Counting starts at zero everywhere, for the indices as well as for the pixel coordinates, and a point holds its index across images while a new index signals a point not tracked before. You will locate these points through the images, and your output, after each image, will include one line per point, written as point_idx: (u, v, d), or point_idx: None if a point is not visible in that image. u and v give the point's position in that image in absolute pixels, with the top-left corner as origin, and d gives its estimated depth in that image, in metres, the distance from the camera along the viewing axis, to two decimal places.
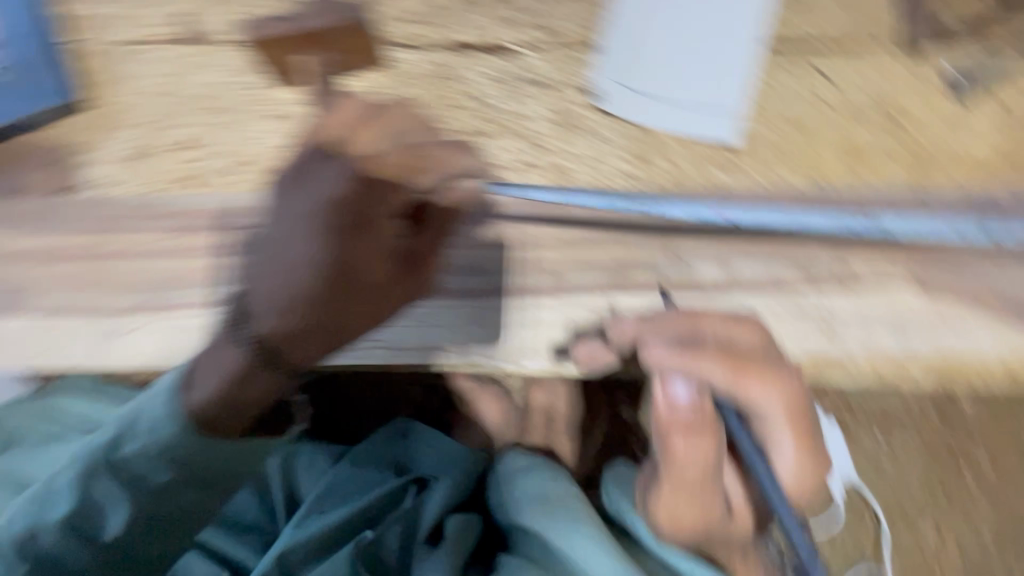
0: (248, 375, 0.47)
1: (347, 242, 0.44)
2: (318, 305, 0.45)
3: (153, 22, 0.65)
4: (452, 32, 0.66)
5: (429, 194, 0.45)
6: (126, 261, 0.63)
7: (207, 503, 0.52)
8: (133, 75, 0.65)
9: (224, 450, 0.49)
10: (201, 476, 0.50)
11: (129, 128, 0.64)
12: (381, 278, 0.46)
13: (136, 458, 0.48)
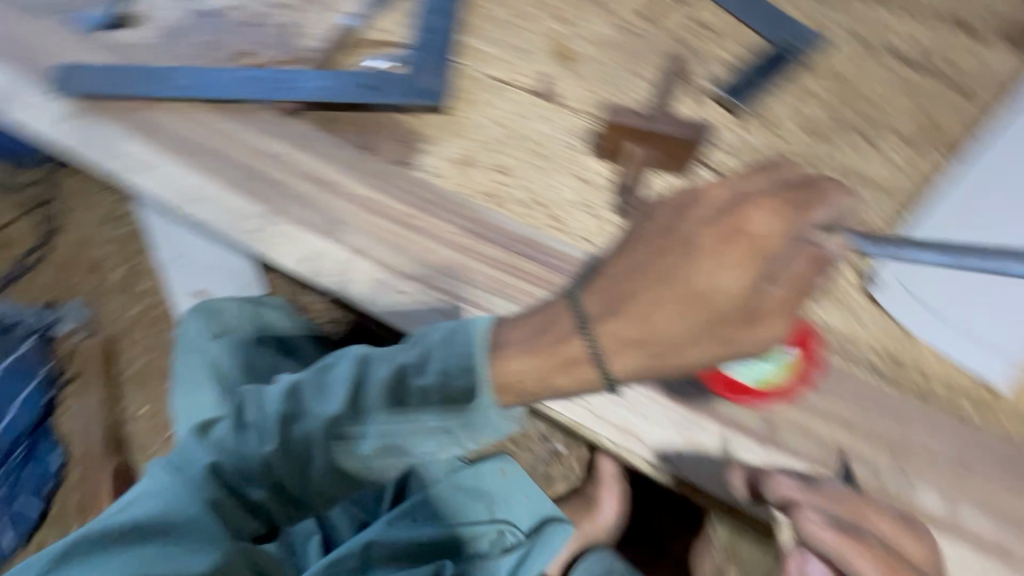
0: (559, 365, 0.61)
1: (710, 262, 0.57)
2: (669, 310, 0.58)
3: (527, 76, 0.83)
4: None
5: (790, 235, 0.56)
6: (423, 238, 0.74)
7: (439, 438, 0.67)
8: (494, 105, 0.82)
9: (478, 410, 0.64)
10: (462, 420, 0.65)
11: (470, 140, 0.80)
12: (729, 291, 0.56)
13: (425, 384, 0.64)
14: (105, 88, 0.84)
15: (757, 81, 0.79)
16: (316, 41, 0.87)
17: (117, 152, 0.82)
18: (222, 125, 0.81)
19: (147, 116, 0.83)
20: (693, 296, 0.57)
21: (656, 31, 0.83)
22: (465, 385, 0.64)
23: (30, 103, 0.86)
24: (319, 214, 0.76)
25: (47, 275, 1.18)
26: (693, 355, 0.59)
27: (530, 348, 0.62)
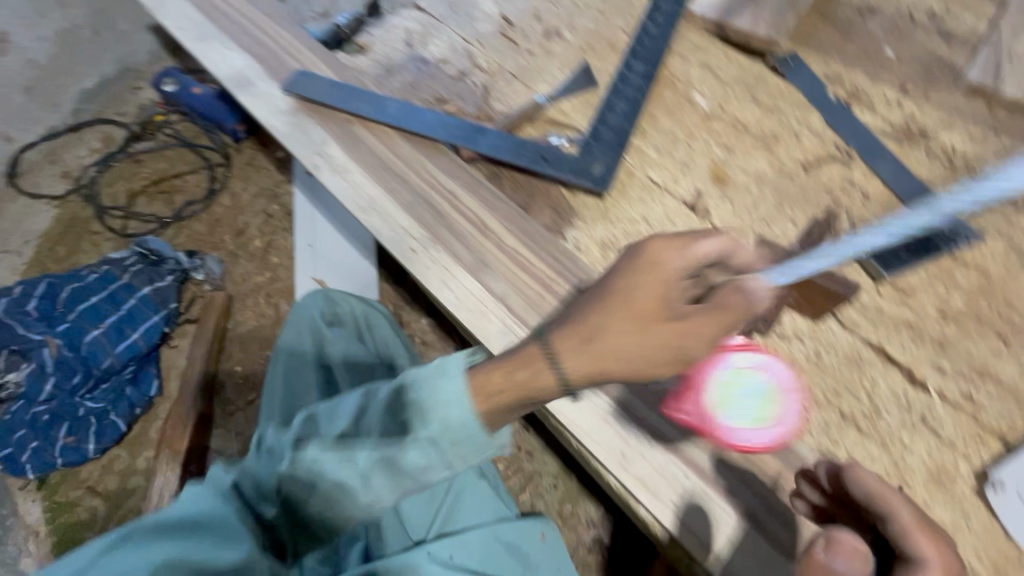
0: (538, 388, 0.58)
1: (631, 280, 0.60)
2: (602, 322, 0.58)
3: (684, 188, 0.90)
4: (886, 339, 0.76)
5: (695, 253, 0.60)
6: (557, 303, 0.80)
7: (437, 460, 0.59)
8: (646, 203, 0.89)
9: (470, 428, 0.58)
10: (453, 435, 0.58)
11: (618, 228, 0.88)
12: (652, 299, 0.58)
13: (411, 408, 0.59)
14: (324, 97, 0.98)
15: (903, 255, 0.80)
16: (506, 109, 1.01)
17: (318, 150, 0.95)
18: (408, 154, 0.93)
19: (352, 129, 0.96)
20: (618, 301, 0.59)
21: (812, 181, 0.89)
22: (454, 400, 0.58)
23: (263, 92, 1.03)
24: (471, 253, 0.84)
25: (199, 227, 1.36)
26: (628, 354, 0.57)
27: (509, 374, 0.58)
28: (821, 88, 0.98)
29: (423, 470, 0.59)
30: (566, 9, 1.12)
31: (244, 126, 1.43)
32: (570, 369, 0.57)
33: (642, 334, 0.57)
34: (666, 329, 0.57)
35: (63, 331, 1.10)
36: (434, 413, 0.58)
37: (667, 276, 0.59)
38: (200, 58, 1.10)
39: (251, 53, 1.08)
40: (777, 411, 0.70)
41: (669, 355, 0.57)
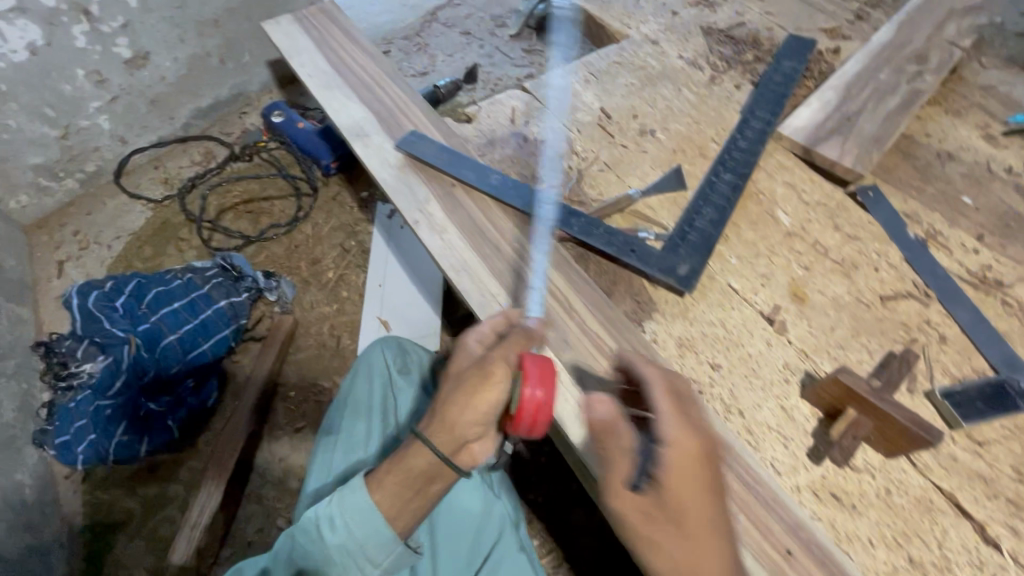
0: (417, 469, 0.68)
1: (453, 373, 0.72)
2: (445, 401, 0.69)
3: (761, 300, 0.93)
4: (958, 490, 0.76)
5: (481, 331, 0.75)
6: None
7: (364, 561, 0.69)
8: (725, 309, 0.92)
9: (381, 535, 0.68)
10: (367, 541, 0.68)
11: (695, 328, 0.90)
12: (464, 371, 0.70)
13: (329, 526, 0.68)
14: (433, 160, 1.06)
15: (981, 405, 0.80)
16: (597, 196, 1.08)
17: (420, 207, 1.02)
18: (505, 225, 0.99)
19: (454, 193, 1.03)
20: (447, 386, 0.71)
21: (889, 314, 0.91)
22: (359, 518, 0.67)
23: (377, 145, 1.11)
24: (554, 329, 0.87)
25: (278, 250, 1.43)
26: (459, 418, 0.67)
27: (390, 470, 0.69)
28: (902, 224, 1.02)
29: (347, 574, 0.69)
30: (661, 112, 1.20)
31: (337, 164, 1.51)
32: (433, 443, 0.68)
33: (461, 402, 0.67)
34: (475, 390, 0.66)
35: (143, 332, 1.13)
36: (345, 529, 0.68)
37: (468, 358, 0.72)
38: (321, 103, 1.19)
39: (371, 107, 1.17)
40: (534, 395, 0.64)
41: (493, 397, 0.66)
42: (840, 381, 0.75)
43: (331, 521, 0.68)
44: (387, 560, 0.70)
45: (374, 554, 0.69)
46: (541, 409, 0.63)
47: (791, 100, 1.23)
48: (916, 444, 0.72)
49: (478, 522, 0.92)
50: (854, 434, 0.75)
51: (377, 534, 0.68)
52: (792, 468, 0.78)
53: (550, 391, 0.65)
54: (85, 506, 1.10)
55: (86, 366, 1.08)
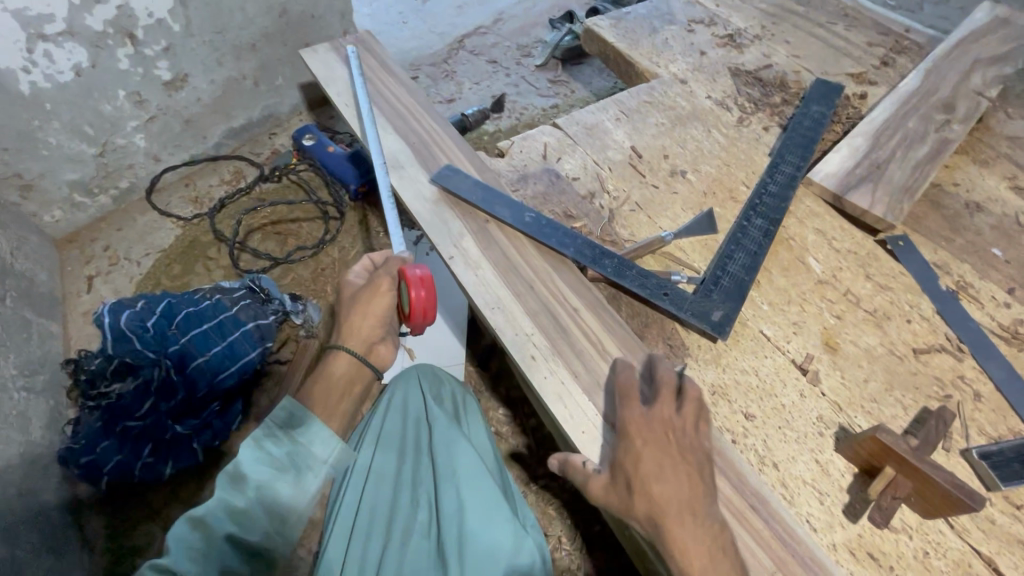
0: (339, 374, 0.86)
1: (346, 301, 0.93)
2: (345, 319, 0.90)
3: (795, 349, 0.93)
4: (996, 554, 0.75)
5: (360, 266, 0.97)
6: None
7: (314, 460, 0.72)
8: (758, 357, 0.92)
9: (320, 433, 0.75)
10: (310, 439, 0.73)
11: (729, 376, 0.90)
12: (354, 296, 0.92)
13: (275, 442, 0.72)
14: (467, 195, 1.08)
15: (1018, 467, 0.80)
16: (629, 237, 1.08)
17: (454, 242, 1.03)
18: (538, 263, 1.00)
19: (488, 229, 1.04)
20: (342, 310, 0.92)
21: (923, 368, 0.91)
22: (306, 421, 0.75)
23: (412, 178, 1.12)
24: (589, 372, 0.88)
25: (304, 272, 1.45)
26: (359, 326, 0.90)
27: (314, 381, 0.85)
28: (933, 275, 1.02)
29: (301, 477, 0.70)
30: (692, 152, 1.21)
31: (364, 188, 1.52)
32: (347, 346, 0.88)
33: (357, 311, 0.90)
34: (368, 300, 0.91)
35: (174, 353, 1.13)
36: (292, 438, 0.73)
37: (354, 285, 0.95)
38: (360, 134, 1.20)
39: (407, 140, 1.19)
40: (415, 295, 0.87)
41: (384, 300, 0.91)
42: (879, 439, 0.75)
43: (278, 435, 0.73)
44: (332, 456, 0.74)
45: (319, 451, 0.73)
46: (425, 302, 0.88)
47: (819, 145, 1.24)
48: (959, 509, 0.71)
49: (508, 559, 0.86)
50: (892, 495, 0.75)
51: (317, 430, 0.74)
52: (828, 525, 0.77)
53: (428, 291, 0.89)
54: (105, 528, 1.10)
55: (115, 386, 1.11)
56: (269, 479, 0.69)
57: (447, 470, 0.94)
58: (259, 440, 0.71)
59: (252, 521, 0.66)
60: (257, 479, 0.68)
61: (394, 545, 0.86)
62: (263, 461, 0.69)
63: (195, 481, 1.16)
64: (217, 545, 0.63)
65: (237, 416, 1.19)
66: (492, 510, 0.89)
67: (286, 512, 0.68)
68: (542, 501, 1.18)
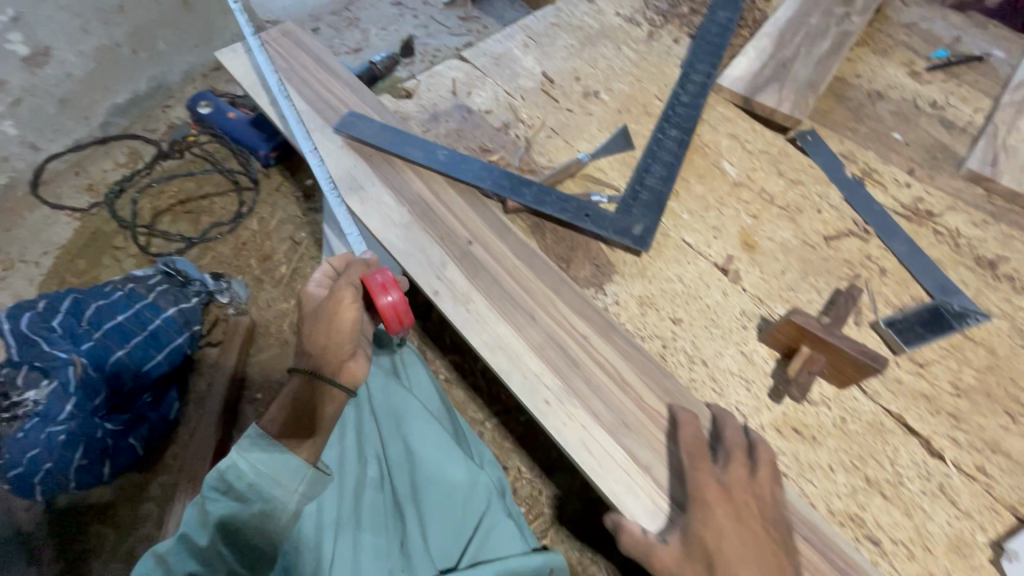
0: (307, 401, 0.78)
1: (309, 316, 0.80)
2: (311, 339, 0.79)
3: (715, 252, 0.96)
4: (902, 409, 0.82)
5: (324, 271, 0.84)
6: (626, 396, 0.81)
7: (275, 491, 0.71)
8: (681, 265, 0.94)
9: (282, 463, 0.72)
10: (271, 469, 0.71)
11: (654, 286, 0.92)
12: (316, 306, 0.81)
13: (233, 470, 0.70)
14: (439, 215, 0.96)
15: (920, 330, 0.86)
16: (547, 163, 1.07)
17: (438, 273, 0.90)
18: (537, 288, 0.89)
19: (472, 252, 0.92)
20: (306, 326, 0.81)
21: (833, 253, 0.96)
22: (266, 450, 0.72)
23: (372, 200, 0.98)
24: (611, 411, 0.80)
25: (225, 250, 1.37)
26: (325, 344, 0.78)
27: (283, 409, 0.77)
28: (840, 165, 1.06)
29: (266, 510, 0.70)
30: (603, 72, 1.19)
31: (275, 153, 1.42)
32: (318, 373, 0.77)
33: (319, 325, 0.79)
34: (330, 316, 0.78)
35: (88, 350, 1.04)
36: (252, 470, 0.71)
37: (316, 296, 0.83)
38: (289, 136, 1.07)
39: (323, 114, 1.08)
40: (386, 305, 0.79)
41: (350, 314, 0.78)
42: (792, 321, 0.78)
43: (240, 467, 0.71)
44: (303, 485, 0.72)
45: (286, 480, 0.71)
46: (398, 307, 0.79)
47: (728, 51, 1.24)
48: (866, 373, 0.77)
49: (465, 494, 0.93)
50: (809, 370, 0.79)
51: (282, 463, 0.72)
52: (755, 409, 0.82)
53: (399, 293, 0.80)
54: (51, 535, 1.06)
55: (26, 396, 0.97)
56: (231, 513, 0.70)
57: (391, 423, 0.97)
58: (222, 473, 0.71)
59: (214, 557, 0.69)
60: (218, 514, 0.69)
61: (348, 501, 0.85)
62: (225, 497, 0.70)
63: (140, 475, 1.13)
64: None
65: (173, 404, 1.16)
66: (444, 451, 0.95)
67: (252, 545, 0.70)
68: (498, 438, 1.21)
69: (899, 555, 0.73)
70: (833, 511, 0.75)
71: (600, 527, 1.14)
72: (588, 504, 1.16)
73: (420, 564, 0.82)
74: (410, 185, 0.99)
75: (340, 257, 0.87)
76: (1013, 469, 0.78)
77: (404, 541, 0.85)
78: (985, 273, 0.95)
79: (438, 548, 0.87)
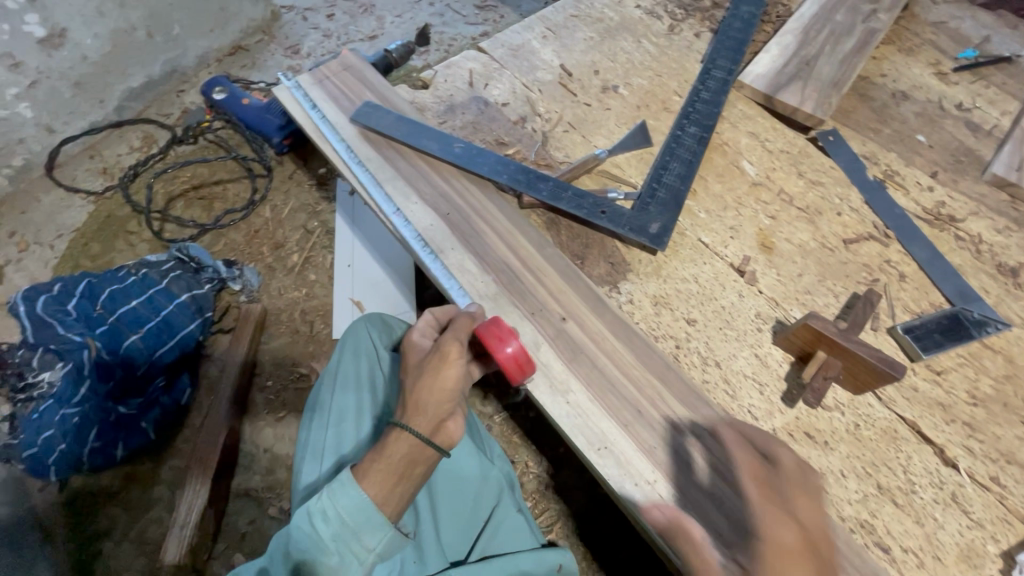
0: (397, 457, 0.69)
1: (411, 373, 0.75)
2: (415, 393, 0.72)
3: (730, 253, 0.95)
4: (916, 417, 0.81)
5: (427, 324, 0.80)
6: (721, 482, 0.74)
7: (356, 547, 0.68)
8: (696, 265, 0.93)
9: (366, 519, 0.67)
10: (355, 522, 0.67)
11: (669, 286, 0.92)
12: (417, 360, 0.76)
13: (321, 514, 0.67)
14: (529, 285, 0.89)
15: (939, 337, 0.85)
16: (564, 159, 1.06)
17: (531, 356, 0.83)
18: (643, 377, 0.82)
19: (567, 330, 0.85)
20: (409, 379, 0.75)
21: (852, 257, 0.94)
22: (351, 502, 0.67)
23: (458, 269, 0.90)
24: (736, 529, 0.72)
25: (238, 237, 1.37)
26: (425, 398, 0.71)
27: (374, 460, 0.69)
28: (861, 167, 1.04)
29: (342, 564, 0.67)
30: (623, 66, 1.17)
31: (289, 141, 1.42)
32: (413, 427, 0.69)
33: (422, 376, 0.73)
34: (434, 372, 0.72)
35: (102, 334, 1.07)
36: (337, 518, 0.67)
37: (419, 349, 0.78)
38: (370, 203, 0.98)
39: (388, 155, 1.01)
40: (505, 354, 0.74)
41: (455, 371, 0.73)
42: (808, 324, 0.78)
43: (322, 511, 0.67)
44: (380, 545, 0.69)
45: (367, 539, 0.68)
46: (520, 357, 0.74)
47: (750, 47, 1.21)
48: (883, 380, 0.76)
49: (476, 486, 0.94)
50: (825, 376, 0.78)
51: (368, 519, 0.67)
52: (768, 413, 0.81)
53: (516, 341, 0.75)
54: (64, 516, 1.06)
55: (44, 376, 1.00)
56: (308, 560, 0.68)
57: None
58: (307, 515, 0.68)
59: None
60: (297, 558, 0.69)
61: None
62: (310, 540, 0.68)
63: (153, 459, 1.12)
64: None
65: (186, 389, 1.15)
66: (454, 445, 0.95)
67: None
68: (506, 432, 1.21)
69: (909, 563, 0.72)
70: (844, 517, 0.75)
71: (599, 521, 1.14)
72: (594, 498, 1.16)
73: (431, 557, 0.85)
74: (496, 249, 0.92)
75: (445, 310, 0.82)
76: None
77: (416, 534, 0.88)
78: (1006, 281, 0.93)
79: (448, 540, 0.89)
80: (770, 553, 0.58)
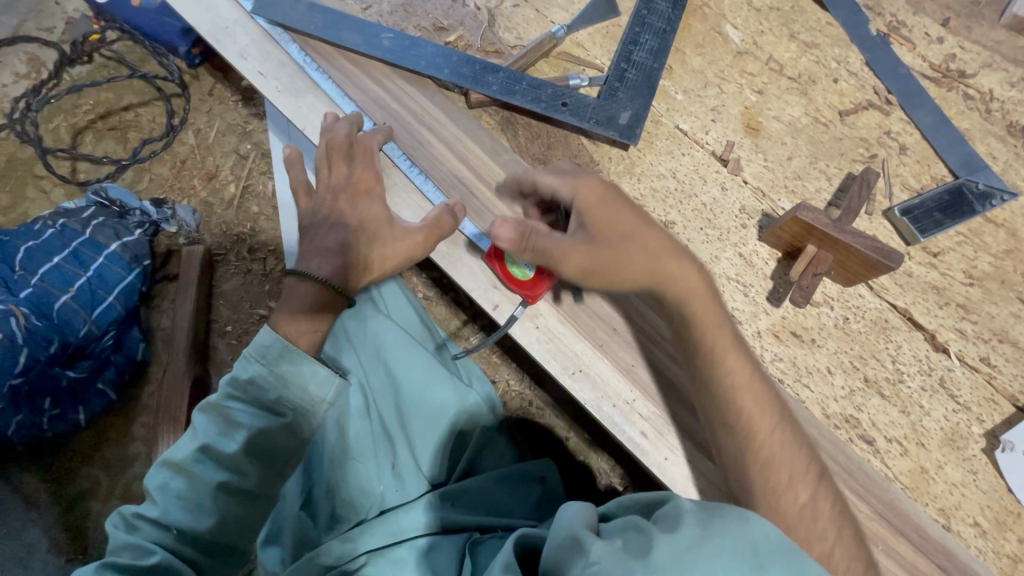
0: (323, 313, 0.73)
1: (340, 229, 0.75)
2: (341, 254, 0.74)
3: (711, 142, 0.83)
4: (910, 306, 0.76)
5: (361, 150, 0.77)
6: None
7: (300, 397, 0.67)
8: (672, 160, 0.82)
9: (304, 369, 0.67)
10: (297, 379, 0.67)
11: (642, 187, 0.81)
12: (348, 214, 0.76)
13: (264, 376, 0.66)
14: (485, 201, 0.78)
15: (938, 216, 0.77)
16: (517, 41, 0.89)
17: (494, 282, 0.75)
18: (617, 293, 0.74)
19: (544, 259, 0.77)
20: (334, 235, 0.75)
21: (848, 131, 0.83)
22: (296, 362, 0.67)
23: (402, 187, 0.79)
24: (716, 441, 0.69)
25: (163, 171, 1.21)
26: (378, 264, 0.75)
27: (304, 318, 0.72)
28: (863, 19, 0.87)
29: (298, 421, 0.67)
30: None
31: (198, 48, 1.21)
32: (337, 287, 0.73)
33: (382, 247, 0.75)
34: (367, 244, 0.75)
35: (26, 298, 0.96)
36: (279, 374, 0.66)
37: (343, 195, 0.76)
38: (286, 110, 0.82)
39: (302, 53, 0.84)
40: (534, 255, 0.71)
41: (387, 246, 0.74)
42: (796, 216, 0.69)
43: (263, 378, 0.66)
44: (331, 394, 0.68)
45: (316, 390, 0.67)
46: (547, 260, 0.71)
47: None
48: (878, 271, 0.69)
49: (454, 413, 0.91)
50: (814, 272, 0.72)
51: (315, 371, 0.67)
52: (753, 315, 0.76)
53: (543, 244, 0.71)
54: (43, 483, 1.04)
55: None
56: (260, 427, 0.66)
57: (371, 354, 0.92)
58: (246, 384, 0.66)
59: (243, 466, 0.66)
60: (253, 428, 0.66)
61: (333, 437, 0.86)
62: (249, 401, 0.67)
63: (122, 416, 1.08)
64: (210, 492, 0.64)
65: (138, 344, 1.09)
66: (427, 376, 0.91)
67: (279, 454, 0.67)
68: (485, 352, 1.14)
69: (892, 452, 0.71)
70: (829, 414, 0.72)
71: (577, 437, 1.11)
72: (579, 408, 1.12)
73: (409, 481, 0.85)
74: (444, 161, 0.80)
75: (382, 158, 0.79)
76: (1018, 358, 0.74)
77: (395, 463, 0.86)
78: (1018, 145, 0.84)
79: (427, 464, 0.88)
80: (594, 187, 0.66)
